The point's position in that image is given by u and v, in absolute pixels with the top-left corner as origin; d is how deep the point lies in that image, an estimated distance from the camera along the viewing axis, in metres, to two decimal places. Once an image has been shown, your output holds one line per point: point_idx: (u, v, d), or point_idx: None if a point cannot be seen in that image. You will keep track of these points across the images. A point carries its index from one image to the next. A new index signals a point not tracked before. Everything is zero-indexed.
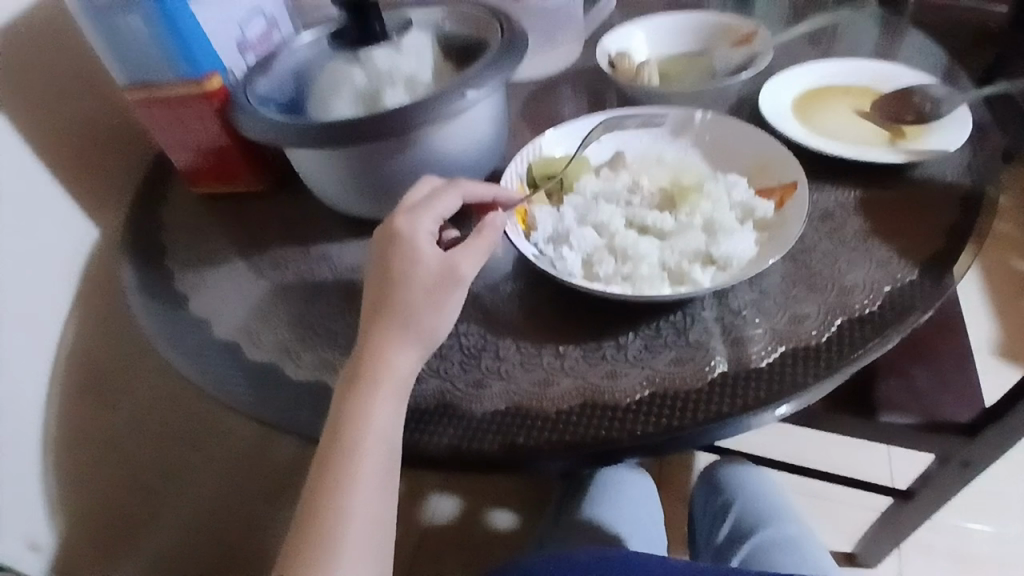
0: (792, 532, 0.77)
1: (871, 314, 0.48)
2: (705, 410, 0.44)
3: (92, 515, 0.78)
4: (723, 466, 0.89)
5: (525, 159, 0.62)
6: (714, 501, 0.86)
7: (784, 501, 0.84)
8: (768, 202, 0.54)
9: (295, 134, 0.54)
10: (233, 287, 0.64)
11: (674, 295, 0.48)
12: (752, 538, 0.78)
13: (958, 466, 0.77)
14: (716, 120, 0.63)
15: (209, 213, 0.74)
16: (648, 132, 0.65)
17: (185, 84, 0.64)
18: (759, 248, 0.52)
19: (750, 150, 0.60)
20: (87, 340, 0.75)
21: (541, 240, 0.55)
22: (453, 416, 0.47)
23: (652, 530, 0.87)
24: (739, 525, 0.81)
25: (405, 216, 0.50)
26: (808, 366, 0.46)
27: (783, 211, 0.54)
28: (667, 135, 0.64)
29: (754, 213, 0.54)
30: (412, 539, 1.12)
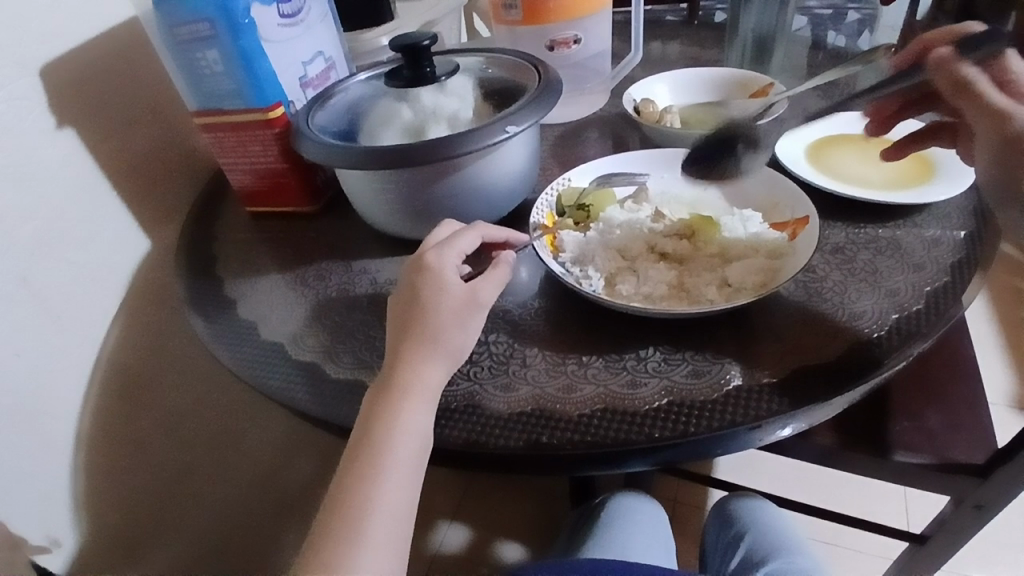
0: (802, 565, 0.78)
1: (877, 337, 0.51)
2: (720, 418, 0.47)
3: (115, 515, 0.80)
4: (735, 499, 0.90)
5: (554, 189, 0.68)
6: (726, 531, 0.87)
7: (796, 536, 0.84)
8: (780, 235, 0.59)
9: (349, 157, 0.60)
10: (278, 297, 0.68)
11: (691, 311, 0.52)
12: (765, 568, 0.78)
13: (971, 508, 0.78)
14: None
15: (258, 230, 0.80)
16: (670, 170, 0.70)
17: (249, 111, 0.71)
18: (771, 275, 0.56)
19: (762, 190, 0.65)
20: (128, 347, 0.80)
21: (568, 261, 0.60)
22: (482, 414, 0.50)
23: (664, 557, 0.88)
24: (750, 557, 0.82)
25: (434, 251, 0.55)
26: (818, 383, 0.49)
27: (794, 243, 0.58)
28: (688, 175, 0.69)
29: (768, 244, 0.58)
30: (422, 566, 1.13)
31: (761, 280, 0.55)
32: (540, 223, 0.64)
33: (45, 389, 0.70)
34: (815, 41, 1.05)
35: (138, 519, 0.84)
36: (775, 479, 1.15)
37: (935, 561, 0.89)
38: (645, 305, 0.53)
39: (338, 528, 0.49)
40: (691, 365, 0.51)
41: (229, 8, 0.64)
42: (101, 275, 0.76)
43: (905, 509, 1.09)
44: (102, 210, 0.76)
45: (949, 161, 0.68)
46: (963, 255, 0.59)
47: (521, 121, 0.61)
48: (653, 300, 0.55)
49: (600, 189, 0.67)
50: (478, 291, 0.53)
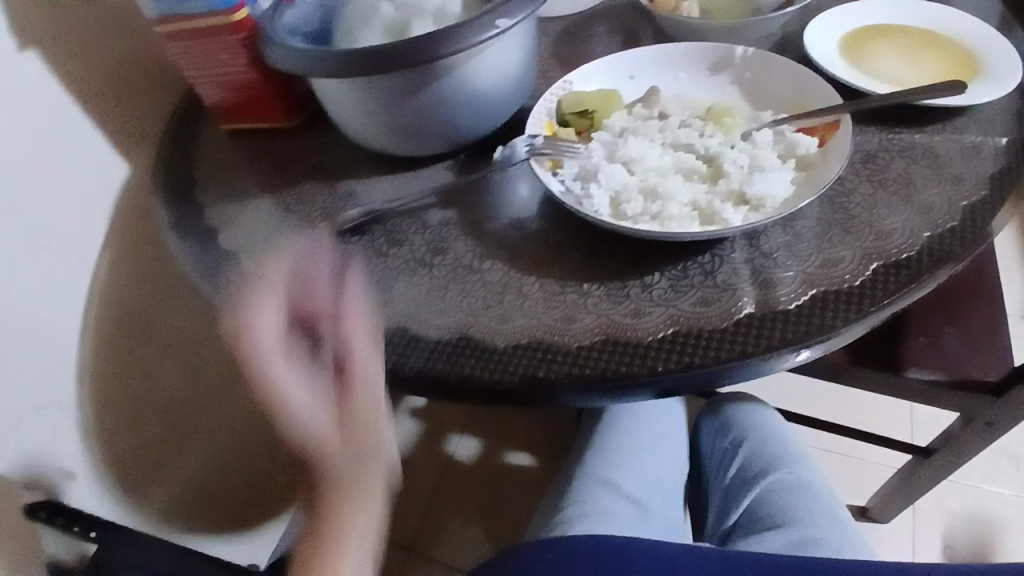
0: (805, 475, 0.77)
1: (907, 260, 0.47)
2: (728, 349, 0.44)
3: (124, 442, 0.81)
4: (732, 404, 0.88)
5: (555, 96, 0.60)
6: (723, 441, 0.86)
7: (800, 444, 0.83)
8: (812, 138, 0.51)
9: (324, 65, 0.53)
10: (261, 224, 0.64)
11: (705, 234, 0.46)
12: (765, 479, 0.77)
13: (982, 426, 0.76)
14: (757, 56, 0.59)
15: (239, 149, 0.74)
16: (686, 68, 0.62)
17: (213, 15, 0.62)
18: (795, 188, 0.49)
19: (788, 91, 0.58)
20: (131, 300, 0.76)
21: (569, 178, 0.54)
22: (476, 348, 0.47)
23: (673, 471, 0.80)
24: (751, 465, 0.80)
25: None
26: (840, 310, 0.45)
27: (826, 150, 0.50)
28: (706, 74, 0.61)
29: (795, 151, 0.51)
30: (436, 474, 1.17)
31: (784, 198, 0.48)
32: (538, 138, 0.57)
33: (38, 326, 0.68)
34: None
35: (150, 444, 0.85)
36: (785, 392, 1.14)
37: (939, 475, 0.89)
38: (653, 227, 0.48)
39: (319, 452, 0.50)
40: (699, 291, 0.47)
41: None
42: (80, 204, 0.72)
43: (912, 422, 1.09)
44: (72, 132, 0.70)
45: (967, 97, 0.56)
46: (1006, 164, 0.52)
47: (512, 13, 0.53)
48: (663, 220, 0.49)
49: (605, 90, 0.59)
50: None
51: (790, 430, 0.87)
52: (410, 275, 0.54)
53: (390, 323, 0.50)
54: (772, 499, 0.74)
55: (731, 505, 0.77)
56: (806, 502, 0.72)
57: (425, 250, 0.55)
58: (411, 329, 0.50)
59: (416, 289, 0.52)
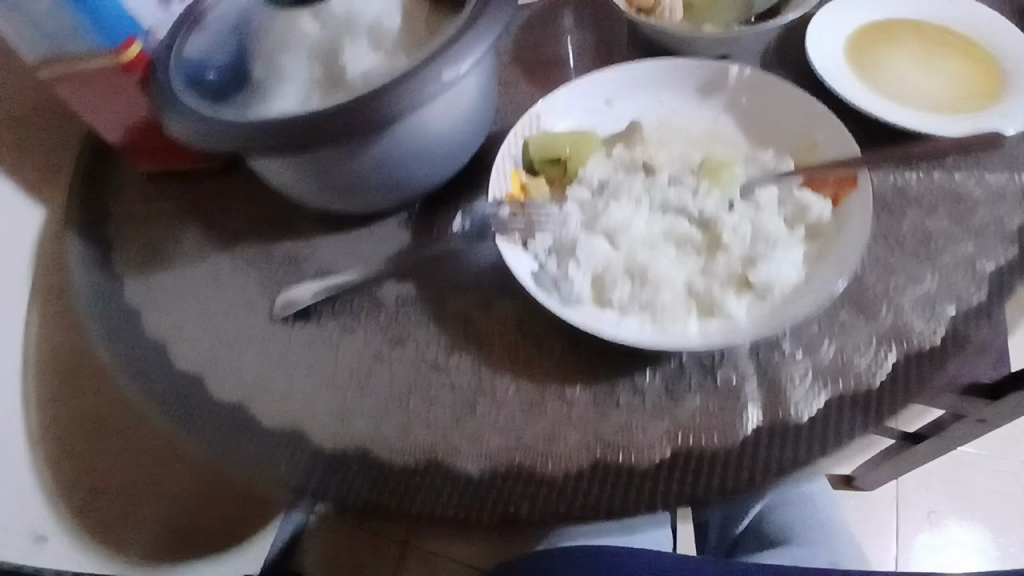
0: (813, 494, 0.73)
1: (932, 345, 0.41)
2: (737, 476, 0.38)
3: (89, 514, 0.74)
4: None
5: (522, 135, 0.51)
6: None
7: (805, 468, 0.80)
8: (823, 199, 0.43)
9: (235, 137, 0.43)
10: (191, 302, 0.55)
11: (705, 342, 0.39)
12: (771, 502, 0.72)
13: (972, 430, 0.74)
14: (755, 77, 0.50)
15: (159, 197, 0.64)
16: (670, 91, 0.53)
17: (99, 55, 0.51)
18: (807, 264, 0.42)
19: (793, 121, 0.48)
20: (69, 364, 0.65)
21: (542, 252, 0.45)
22: (444, 477, 0.41)
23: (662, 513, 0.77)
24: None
25: None
26: (862, 418, 0.39)
27: (841, 212, 0.43)
28: (695, 99, 0.52)
29: (806, 215, 0.43)
30: None
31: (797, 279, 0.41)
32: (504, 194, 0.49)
33: None
34: None
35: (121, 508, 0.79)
36: None
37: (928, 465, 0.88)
38: (642, 325, 0.41)
39: None
40: (700, 397, 0.41)
41: None
42: None
43: None
44: None
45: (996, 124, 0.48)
46: None
47: (457, 62, 0.44)
48: (654, 311, 0.42)
49: (579, 131, 0.50)
50: None
51: None
52: (365, 376, 0.46)
53: (348, 445, 0.44)
54: None
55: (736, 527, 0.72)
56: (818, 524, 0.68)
57: (380, 341, 0.48)
58: (373, 451, 0.43)
59: (372, 397, 0.45)
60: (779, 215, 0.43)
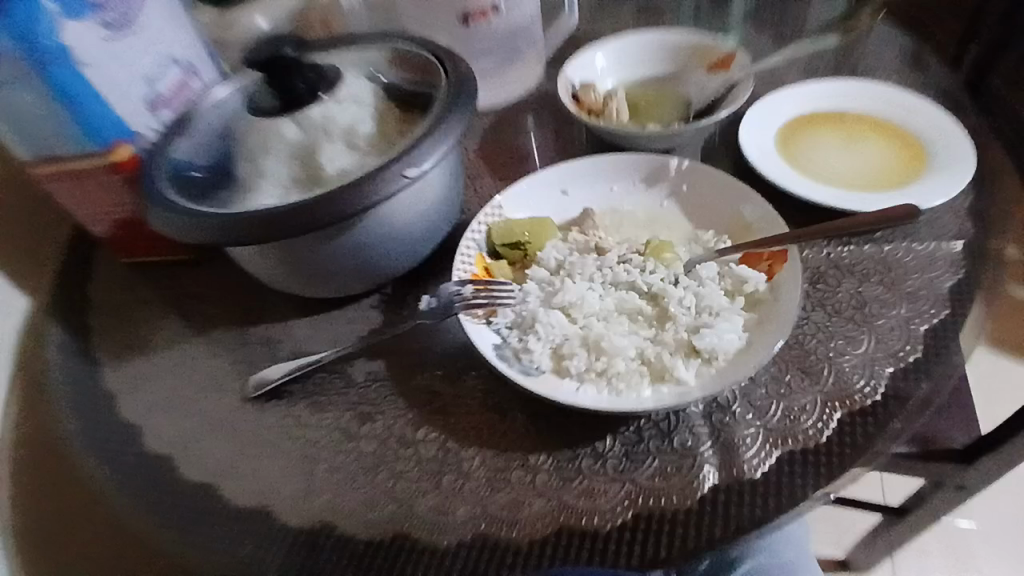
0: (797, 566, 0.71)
1: (872, 403, 0.44)
2: (694, 536, 0.39)
3: None
4: None
5: (485, 223, 0.56)
6: None
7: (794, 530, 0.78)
8: (759, 272, 0.47)
9: (211, 225, 0.47)
10: (168, 384, 0.56)
11: (656, 406, 0.42)
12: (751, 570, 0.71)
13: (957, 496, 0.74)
14: (691, 169, 0.56)
15: (141, 286, 0.66)
16: (620, 181, 0.58)
17: (91, 155, 0.57)
18: (749, 331, 0.45)
19: (726, 206, 0.55)
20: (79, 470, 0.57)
21: (504, 327, 0.49)
22: (411, 549, 0.42)
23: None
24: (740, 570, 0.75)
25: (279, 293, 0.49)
26: (808, 476, 0.41)
27: (774, 283, 0.47)
28: (642, 188, 0.58)
29: (744, 287, 0.47)
30: None
31: (740, 346, 0.44)
32: (469, 276, 0.52)
33: None
34: None
35: None
36: None
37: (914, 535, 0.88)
38: (598, 392, 0.44)
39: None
40: (657, 461, 0.43)
41: (25, 32, 0.49)
42: None
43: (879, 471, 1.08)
44: None
45: (923, 197, 0.54)
46: (958, 277, 0.50)
47: (423, 160, 0.48)
48: (609, 379, 0.44)
49: (537, 217, 0.55)
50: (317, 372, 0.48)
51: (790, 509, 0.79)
52: (333, 452, 0.47)
53: (315, 522, 0.44)
54: None
55: None
56: None
57: (351, 417, 0.49)
58: (341, 526, 0.43)
59: (341, 473, 0.46)
60: (720, 287, 0.47)
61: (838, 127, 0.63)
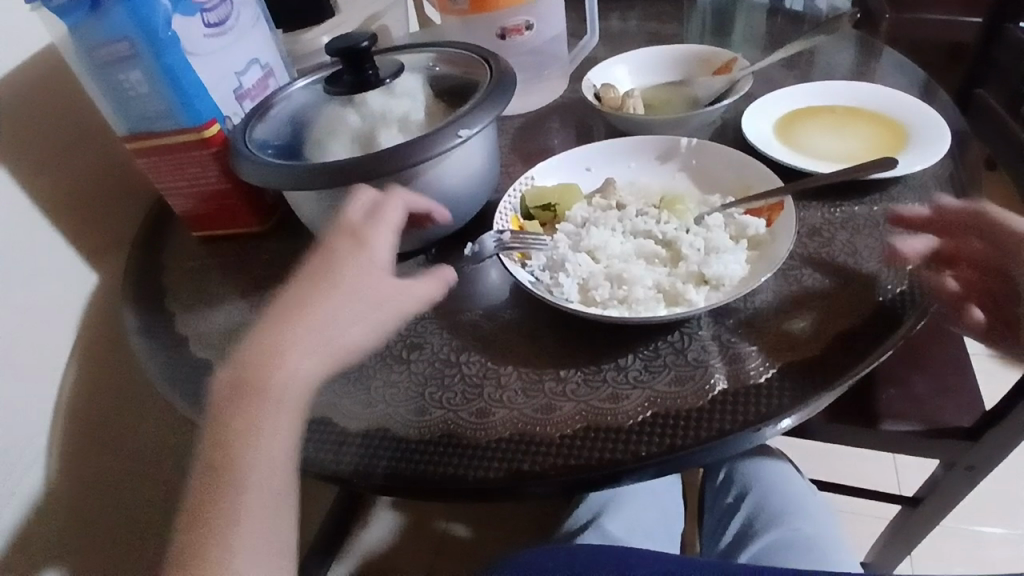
0: (807, 529, 0.75)
1: (862, 325, 0.50)
2: (708, 427, 0.45)
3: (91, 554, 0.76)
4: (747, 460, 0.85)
5: (519, 191, 0.63)
6: (724, 498, 0.84)
7: (806, 493, 0.81)
8: (759, 219, 0.55)
9: (291, 175, 0.55)
10: (236, 328, 0.64)
11: (671, 316, 0.49)
12: (765, 535, 0.75)
13: (963, 470, 0.77)
14: (699, 146, 0.64)
15: (210, 255, 0.75)
16: (637, 159, 0.66)
17: (183, 131, 0.65)
18: (751, 263, 0.53)
19: (731, 174, 0.62)
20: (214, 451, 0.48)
21: (538, 269, 0.56)
22: (458, 444, 0.47)
23: (661, 520, 0.79)
24: (747, 526, 0.78)
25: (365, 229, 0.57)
26: (806, 380, 0.47)
27: (773, 228, 0.55)
28: (657, 164, 0.66)
29: (745, 231, 0.55)
30: (426, 555, 1.08)
31: (741, 276, 0.51)
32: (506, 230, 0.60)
33: (5, 450, 0.66)
34: (773, 6, 1.03)
35: (119, 560, 0.80)
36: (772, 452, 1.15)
37: (926, 523, 0.90)
38: (621, 312, 0.50)
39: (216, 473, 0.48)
40: (673, 371, 0.49)
41: (145, 21, 0.58)
42: (50, 316, 0.71)
43: (895, 473, 1.11)
44: (43, 247, 0.70)
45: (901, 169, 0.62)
46: (937, 231, 0.57)
47: (472, 123, 0.57)
48: (630, 305, 0.51)
49: (565, 184, 0.63)
50: (382, 287, 0.55)
51: (804, 484, 0.84)
52: (387, 373, 0.54)
53: (374, 427, 0.50)
54: (766, 558, 0.72)
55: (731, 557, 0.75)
56: (807, 557, 0.70)
57: (401, 347, 0.56)
58: (395, 428, 0.49)
59: (394, 388, 0.52)
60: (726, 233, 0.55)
61: (828, 117, 0.71)
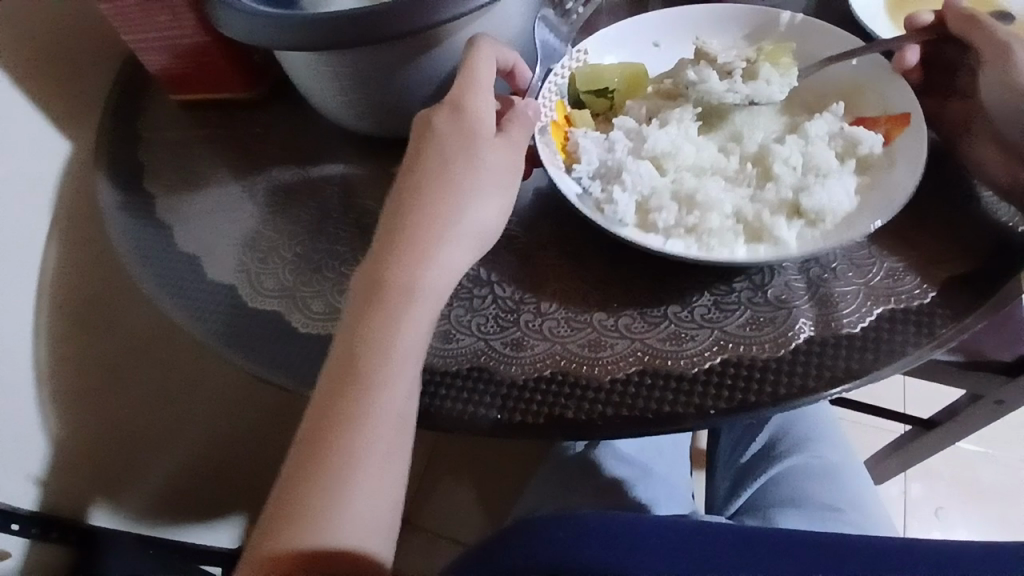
0: (833, 459, 0.69)
1: (980, 268, 0.41)
2: (788, 383, 0.38)
3: (91, 438, 0.73)
4: None
5: (567, 68, 0.50)
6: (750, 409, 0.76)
7: (833, 418, 0.75)
8: (874, 133, 0.45)
9: (285, 34, 0.43)
10: (224, 219, 0.55)
11: (753, 261, 0.40)
12: (786, 459, 0.69)
13: (992, 406, 0.72)
14: (803, 24, 0.51)
15: (192, 124, 0.63)
16: (718, 37, 0.52)
17: None
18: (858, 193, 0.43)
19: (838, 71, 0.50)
20: (329, 396, 0.37)
21: (587, 176, 0.46)
22: (490, 381, 0.41)
23: (671, 438, 0.74)
24: (773, 443, 0.71)
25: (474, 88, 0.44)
26: (909, 333, 0.39)
27: (889, 147, 0.45)
28: (744, 43, 0.52)
29: (857, 148, 0.45)
30: None
31: (840, 206, 0.42)
32: (551, 121, 0.48)
33: None
34: None
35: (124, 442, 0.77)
36: None
37: (934, 447, 0.88)
38: (689, 245, 0.42)
39: (329, 409, 0.37)
40: (749, 312, 0.41)
41: None
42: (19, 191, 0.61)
43: (901, 390, 1.08)
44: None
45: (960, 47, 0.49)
46: None
47: None
48: (699, 237, 0.43)
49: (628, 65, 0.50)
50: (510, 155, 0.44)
51: (829, 408, 0.77)
52: None
53: (457, 362, 0.42)
54: (790, 483, 0.67)
55: (745, 479, 0.69)
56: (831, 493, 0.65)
57: None
58: None
59: None
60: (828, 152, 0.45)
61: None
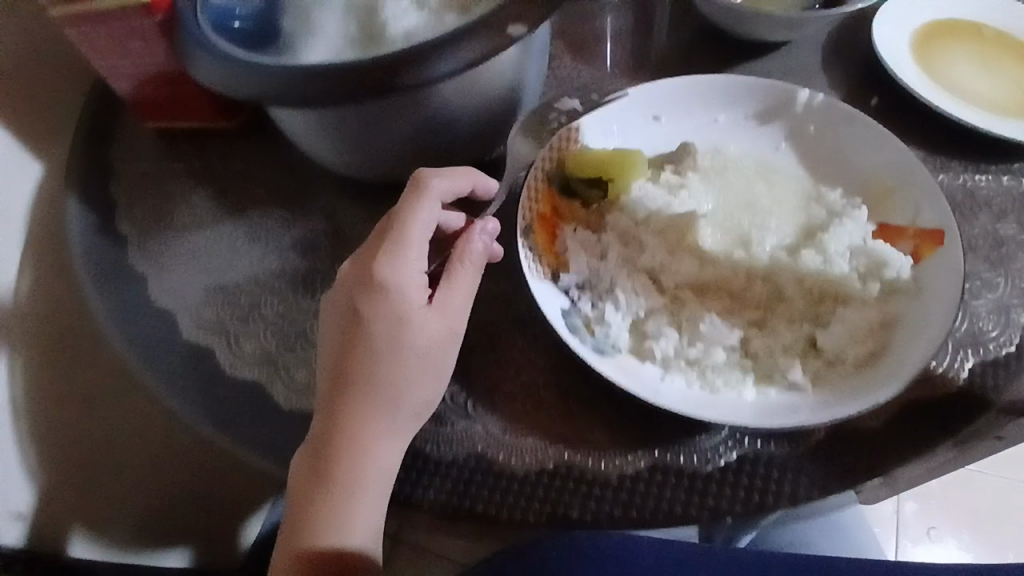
0: None
1: (1009, 356, 0.39)
2: (808, 486, 0.35)
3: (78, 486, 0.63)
4: None
5: (554, 150, 0.44)
6: None
7: None
8: (903, 252, 0.39)
9: (269, 82, 0.38)
10: (203, 269, 0.51)
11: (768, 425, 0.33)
12: None
13: None
14: (825, 106, 0.45)
15: (167, 157, 0.59)
16: (730, 114, 0.46)
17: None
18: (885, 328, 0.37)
19: (864, 167, 0.44)
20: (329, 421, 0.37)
21: (572, 287, 0.40)
22: (488, 472, 0.38)
23: None
24: None
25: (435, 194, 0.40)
26: (936, 429, 0.37)
27: (922, 270, 0.38)
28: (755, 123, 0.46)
29: (882, 271, 0.38)
30: None
31: (869, 350, 0.36)
32: (535, 216, 0.42)
33: None
34: None
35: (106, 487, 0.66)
36: None
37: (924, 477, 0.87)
38: (688, 387, 0.36)
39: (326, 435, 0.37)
40: None
41: None
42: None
43: None
44: None
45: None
46: None
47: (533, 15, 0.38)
48: (703, 374, 0.36)
49: (625, 150, 0.44)
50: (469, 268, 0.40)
51: None
52: None
53: (452, 448, 0.39)
54: None
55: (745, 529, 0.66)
56: None
57: None
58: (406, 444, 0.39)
59: None
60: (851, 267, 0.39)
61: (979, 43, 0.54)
